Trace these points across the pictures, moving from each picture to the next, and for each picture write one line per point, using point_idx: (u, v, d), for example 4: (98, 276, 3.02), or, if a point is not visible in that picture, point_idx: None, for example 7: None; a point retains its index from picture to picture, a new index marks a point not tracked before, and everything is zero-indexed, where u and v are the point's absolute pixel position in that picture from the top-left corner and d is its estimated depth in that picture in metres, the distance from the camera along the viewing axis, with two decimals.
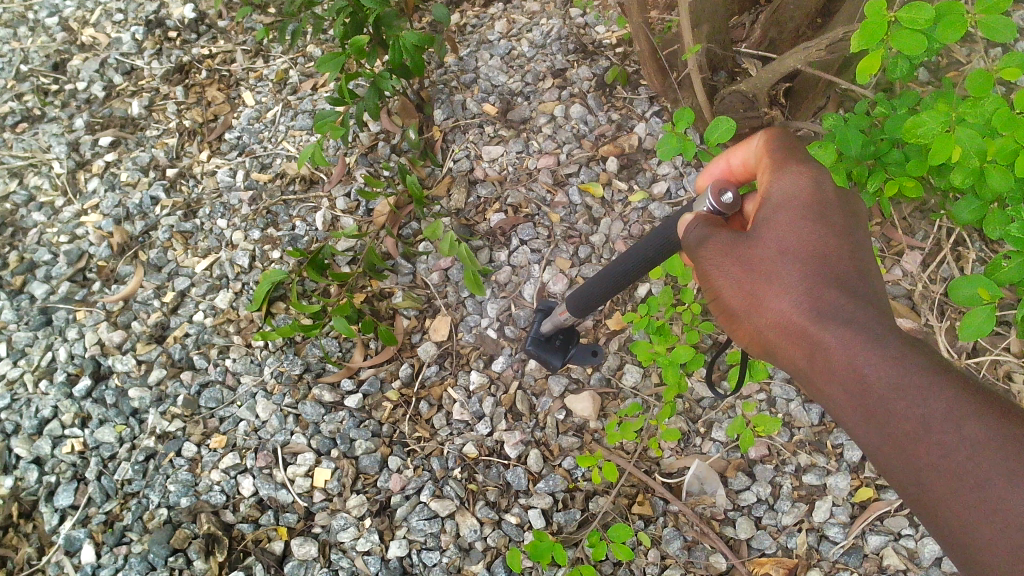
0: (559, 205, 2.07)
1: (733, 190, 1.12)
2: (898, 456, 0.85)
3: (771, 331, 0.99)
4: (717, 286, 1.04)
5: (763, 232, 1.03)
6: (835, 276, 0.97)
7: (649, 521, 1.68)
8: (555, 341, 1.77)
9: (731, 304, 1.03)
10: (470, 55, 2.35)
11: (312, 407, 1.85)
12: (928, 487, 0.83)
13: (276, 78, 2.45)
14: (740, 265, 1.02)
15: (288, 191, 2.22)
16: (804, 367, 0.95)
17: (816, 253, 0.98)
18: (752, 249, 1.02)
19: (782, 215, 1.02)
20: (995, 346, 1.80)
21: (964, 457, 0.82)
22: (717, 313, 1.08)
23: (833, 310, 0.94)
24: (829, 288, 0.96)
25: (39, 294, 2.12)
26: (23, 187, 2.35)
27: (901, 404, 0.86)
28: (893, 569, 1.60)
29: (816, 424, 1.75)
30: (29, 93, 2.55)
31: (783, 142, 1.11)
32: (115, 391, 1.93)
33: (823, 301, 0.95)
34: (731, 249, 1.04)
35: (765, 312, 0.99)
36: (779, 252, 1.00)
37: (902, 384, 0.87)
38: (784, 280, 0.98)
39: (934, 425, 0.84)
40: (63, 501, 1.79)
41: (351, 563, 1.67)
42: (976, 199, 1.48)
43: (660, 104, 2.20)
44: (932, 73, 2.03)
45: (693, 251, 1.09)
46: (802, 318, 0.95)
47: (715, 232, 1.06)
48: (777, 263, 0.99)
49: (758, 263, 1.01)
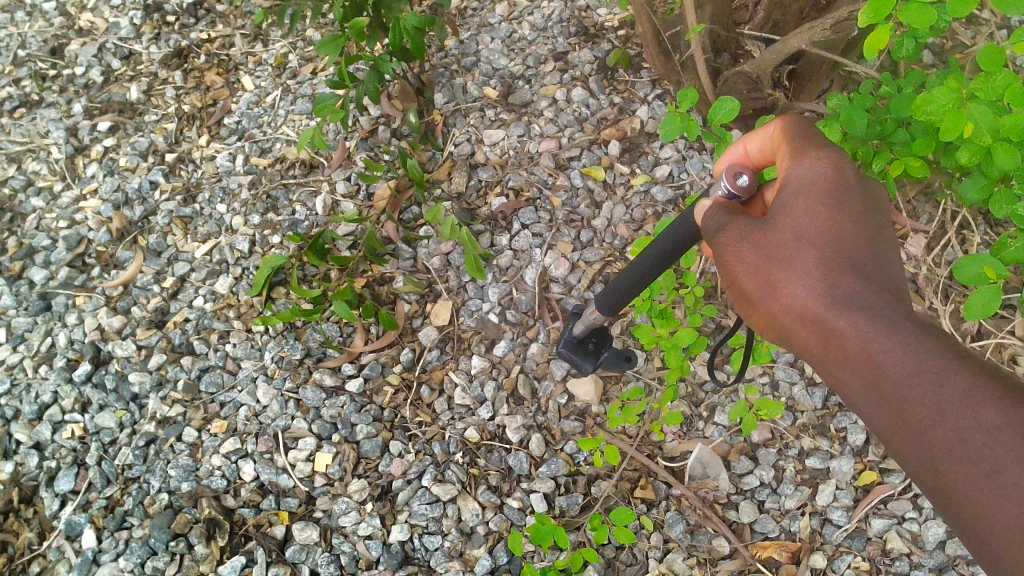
0: (561, 189, 2.05)
1: (749, 173, 1.10)
2: (913, 444, 0.84)
3: (787, 318, 0.96)
4: (732, 272, 1.02)
5: (780, 218, 1.00)
6: (852, 263, 0.95)
7: (652, 505, 1.66)
8: (587, 345, 1.71)
9: (745, 290, 1.01)
10: (471, 38, 2.33)
11: (313, 392, 1.84)
12: (943, 474, 0.82)
13: (275, 62, 2.44)
14: (757, 252, 0.99)
15: (287, 175, 2.21)
16: (819, 354, 0.94)
17: (834, 239, 0.96)
18: (769, 234, 0.99)
19: (799, 200, 0.99)
20: (1000, 330, 1.79)
21: (979, 443, 0.81)
22: (732, 299, 1.05)
23: (848, 297, 0.92)
24: (845, 275, 0.94)
25: (38, 279, 2.11)
26: (21, 172, 2.34)
27: (916, 389, 0.85)
28: (897, 552, 1.59)
29: (819, 409, 1.74)
30: (27, 78, 2.53)
31: (799, 123, 1.08)
32: (115, 376, 1.92)
33: (839, 287, 0.93)
34: (747, 235, 1.00)
35: (779, 299, 0.97)
36: (795, 237, 0.98)
37: (918, 370, 0.86)
38: (799, 266, 0.96)
39: (950, 413, 0.83)
40: (64, 486, 1.79)
41: (353, 547, 1.66)
42: (984, 177, 1.46)
43: (663, 87, 2.18)
44: (935, 56, 2.01)
45: (710, 239, 1.05)
46: (818, 305, 0.94)
47: (733, 217, 1.03)
48: (794, 249, 0.97)
49: (773, 249, 0.98)
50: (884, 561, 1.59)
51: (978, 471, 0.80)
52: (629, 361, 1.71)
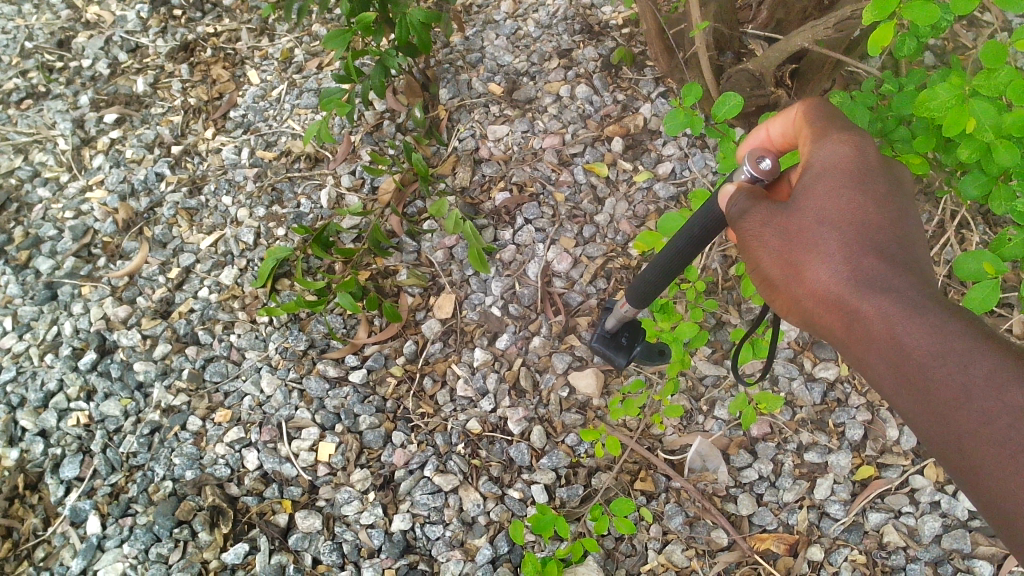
0: (564, 184, 2.06)
1: (771, 157, 1.11)
2: (939, 426, 0.84)
3: (811, 302, 0.96)
4: (756, 257, 1.02)
5: (803, 202, 1.00)
6: (875, 245, 0.94)
7: (651, 497, 1.68)
8: (620, 340, 1.76)
9: (770, 274, 1.01)
10: (476, 35, 2.35)
11: (317, 382, 1.86)
12: (967, 455, 0.82)
13: (281, 57, 2.46)
14: (779, 236, 1.00)
15: (293, 168, 2.23)
16: (843, 336, 0.94)
17: (857, 221, 0.95)
18: (792, 218, 1.00)
19: (822, 184, 0.99)
20: (998, 328, 1.80)
21: (1005, 424, 0.80)
22: (757, 284, 1.06)
23: (871, 278, 0.92)
24: (868, 257, 0.93)
25: (44, 269, 2.13)
26: (28, 163, 2.35)
27: (940, 370, 0.84)
28: (893, 546, 1.61)
29: (818, 404, 1.76)
30: (34, 70, 2.55)
31: (823, 108, 1.09)
32: (120, 364, 1.94)
33: (862, 269, 0.93)
34: (770, 219, 1.01)
35: (804, 282, 0.97)
36: (817, 220, 0.98)
37: (942, 350, 0.85)
38: (822, 249, 0.96)
39: (974, 393, 0.82)
40: (69, 473, 1.80)
41: (355, 536, 1.68)
42: (984, 174, 1.47)
43: (666, 84, 2.20)
44: (937, 57, 2.02)
45: (735, 224, 1.06)
46: (840, 287, 0.93)
47: (756, 201, 1.04)
48: (816, 233, 0.97)
49: (796, 232, 0.99)
50: (880, 554, 1.60)
51: (1005, 451, 0.79)
52: (662, 356, 1.75)
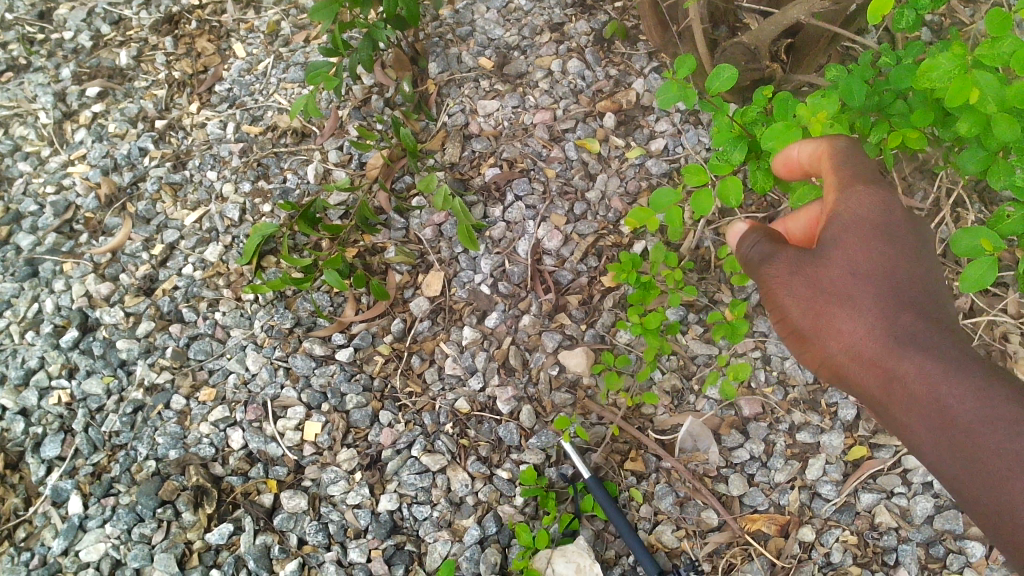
0: (555, 161, 2.03)
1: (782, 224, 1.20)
2: (972, 474, 1.03)
3: (846, 359, 1.14)
4: (783, 305, 1.18)
5: (834, 252, 1.14)
6: (905, 303, 1.11)
7: (641, 478, 1.66)
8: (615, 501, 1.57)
9: (800, 328, 1.17)
10: (466, 8, 2.30)
11: (303, 360, 1.83)
12: (994, 496, 1.01)
13: (267, 29, 2.40)
14: (808, 286, 1.15)
15: (279, 143, 2.19)
16: (876, 391, 1.11)
17: (887, 273, 1.12)
18: (818, 269, 1.15)
19: (853, 235, 1.14)
20: (993, 308, 1.73)
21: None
22: (781, 332, 1.22)
23: (910, 341, 1.09)
24: (904, 313, 1.10)
25: (24, 245, 2.09)
26: (8, 137, 2.30)
27: (984, 431, 1.03)
28: (885, 526, 1.59)
29: (811, 383, 1.72)
30: (13, 42, 2.49)
31: (844, 150, 1.21)
32: (103, 342, 1.91)
33: (900, 330, 1.10)
34: (800, 267, 1.16)
35: (840, 339, 1.13)
36: (851, 274, 1.13)
37: (984, 414, 1.03)
38: (859, 310, 1.12)
39: (1004, 442, 1.01)
40: (50, 452, 1.78)
41: (342, 516, 1.66)
42: (982, 150, 1.44)
43: (660, 59, 2.16)
44: (934, 33, 1.99)
45: (757, 267, 1.21)
46: (880, 347, 1.10)
47: (783, 250, 1.19)
48: (851, 287, 1.12)
49: (830, 288, 1.14)
50: (872, 535, 1.58)
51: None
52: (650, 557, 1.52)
